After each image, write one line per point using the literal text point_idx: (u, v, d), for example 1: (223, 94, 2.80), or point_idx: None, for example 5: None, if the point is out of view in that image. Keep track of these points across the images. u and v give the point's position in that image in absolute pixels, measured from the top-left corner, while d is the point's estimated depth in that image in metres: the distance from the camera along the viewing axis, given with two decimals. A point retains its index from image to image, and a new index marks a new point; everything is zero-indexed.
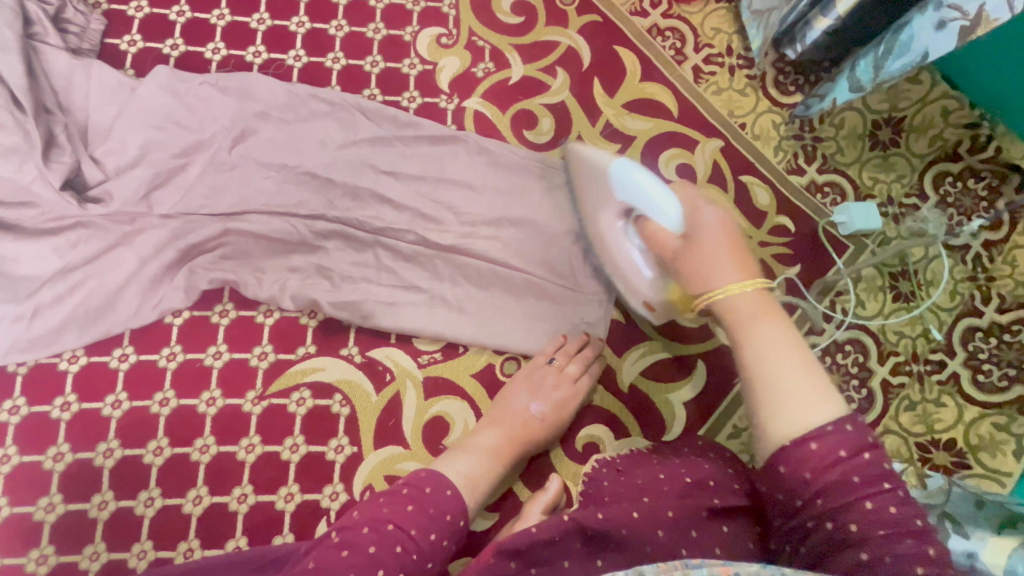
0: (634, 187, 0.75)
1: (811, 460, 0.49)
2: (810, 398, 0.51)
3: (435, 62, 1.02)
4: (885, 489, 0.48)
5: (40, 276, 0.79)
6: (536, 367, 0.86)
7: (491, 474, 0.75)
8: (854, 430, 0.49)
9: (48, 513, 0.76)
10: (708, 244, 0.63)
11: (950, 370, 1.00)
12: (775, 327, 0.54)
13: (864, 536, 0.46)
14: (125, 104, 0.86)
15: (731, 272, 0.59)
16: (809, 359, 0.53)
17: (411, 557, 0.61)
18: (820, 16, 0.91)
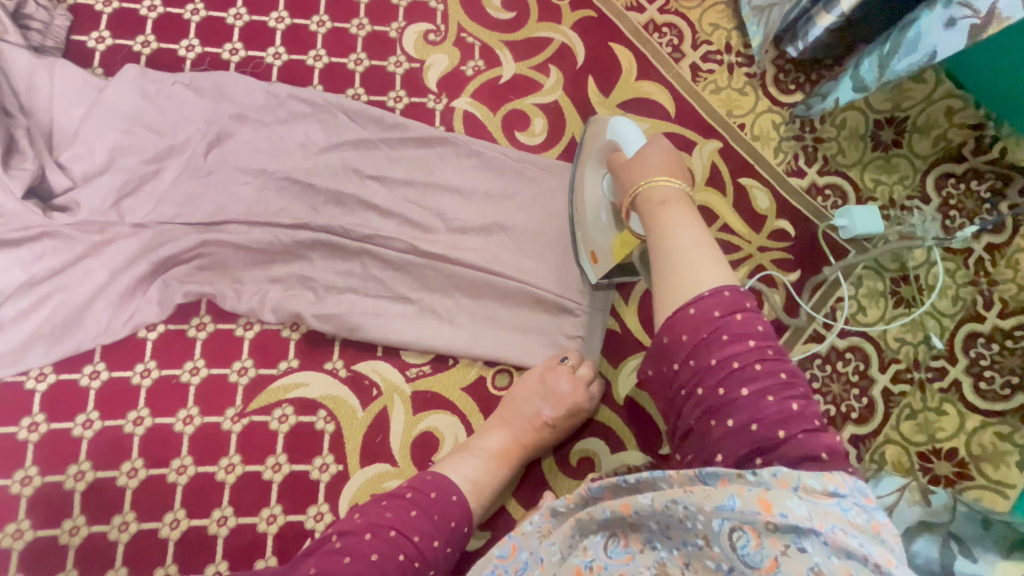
0: (616, 129, 0.74)
1: (688, 325, 0.52)
2: (700, 270, 0.53)
3: (423, 60, 0.97)
4: (749, 347, 0.50)
5: (2, 289, 0.74)
6: (545, 369, 0.83)
7: (496, 479, 0.75)
8: (732, 295, 0.52)
9: (16, 540, 0.72)
10: (656, 153, 0.66)
11: (952, 378, 0.97)
12: (687, 219, 0.58)
13: (734, 402, 0.49)
14: (92, 106, 0.81)
15: (660, 171, 0.63)
16: (710, 242, 0.56)
17: (414, 565, 0.62)
18: (824, 13, 0.87)
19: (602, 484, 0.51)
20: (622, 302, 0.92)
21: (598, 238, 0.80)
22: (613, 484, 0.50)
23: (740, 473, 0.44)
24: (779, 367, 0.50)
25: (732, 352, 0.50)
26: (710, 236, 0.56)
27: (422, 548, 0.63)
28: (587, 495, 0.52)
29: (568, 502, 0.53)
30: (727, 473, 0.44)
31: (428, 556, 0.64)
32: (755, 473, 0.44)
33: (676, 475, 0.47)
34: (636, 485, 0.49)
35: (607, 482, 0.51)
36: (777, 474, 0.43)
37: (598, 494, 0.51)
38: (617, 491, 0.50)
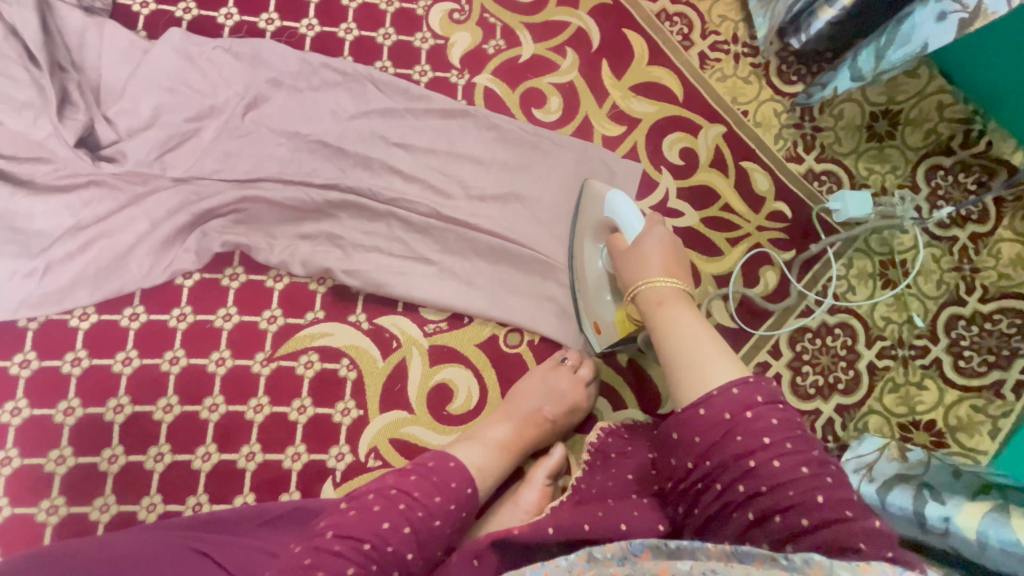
0: (615, 208, 0.80)
1: (703, 425, 0.57)
2: (707, 368, 0.60)
3: (447, 37, 1.03)
4: (765, 445, 0.54)
5: (51, 232, 0.79)
6: (553, 368, 0.87)
7: (498, 469, 0.79)
8: (738, 391, 0.57)
9: (59, 465, 0.77)
10: (652, 255, 0.73)
11: (933, 355, 1.04)
12: (689, 326, 0.66)
13: (755, 495, 0.54)
14: (137, 65, 0.86)
15: (658, 268, 0.72)
16: (709, 338, 0.64)
17: (418, 514, 0.64)
18: (825, 6, 0.94)
19: (642, 542, 0.53)
20: None
21: (603, 312, 0.85)
22: (655, 543, 0.52)
23: (773, 556, 0.47)
24: (799, 461, 0.54)
25: (745, 451, 0.55)
26: (709, 333, 0.65)
27: (427, 500, 0.65)
28: (627, 550, 0.52)
29: (606, 551, 0.53)
30: (763, 554, 0.48)
31: (438, 509, 0.65)
32: (788, 558, 0.47)
33: (716, 550, 0.49)
34: (676, 551, 0.50)
35: (649, 541, 0.52)
36: (808, 561, 0.46)
37: (637, 552, 0.52)
38: (657, 552, 0.51)
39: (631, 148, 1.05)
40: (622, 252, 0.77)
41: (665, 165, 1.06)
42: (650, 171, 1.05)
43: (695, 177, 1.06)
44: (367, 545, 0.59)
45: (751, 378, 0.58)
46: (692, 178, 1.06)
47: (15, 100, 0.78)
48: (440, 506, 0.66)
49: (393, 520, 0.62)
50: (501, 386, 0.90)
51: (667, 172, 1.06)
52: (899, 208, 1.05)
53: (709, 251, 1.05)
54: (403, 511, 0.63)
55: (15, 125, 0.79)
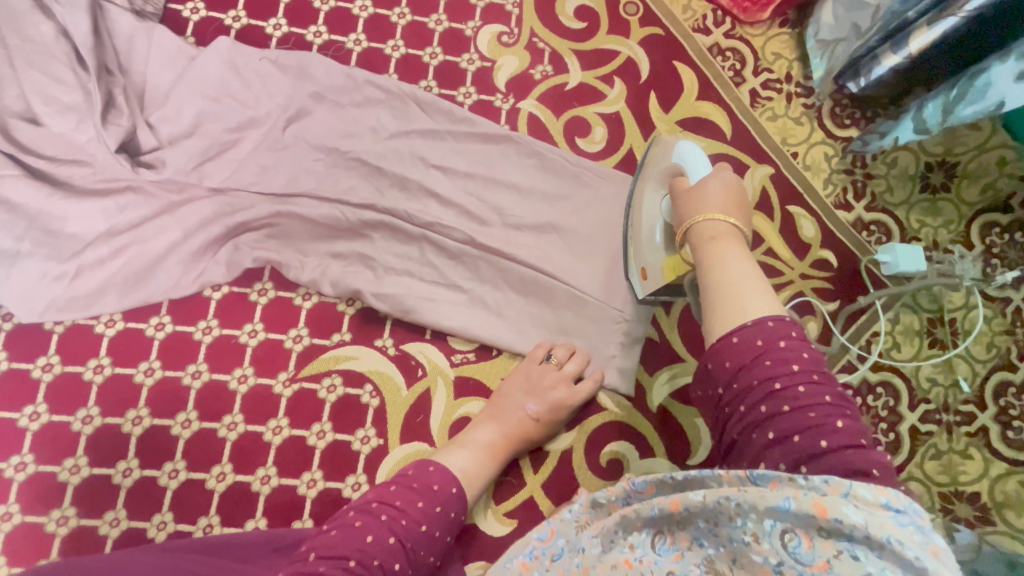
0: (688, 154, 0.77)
1: (730, 352, 0.52)
2: (743, 295, 0.54)
3: (494, 60, 1.01)
4: (793, 372, 0.49)
5: (85, 236, 0.78)
6: (535, 366, 0.85)
7: (485, 472, 0.77)
8: (774, 324, 0.51)
9: (72, 474, 0.76)
10: (712, 188, 0.66)
11: (980, 424, 0.98)
12: (737, 259, 0.58)
13: (776, 415, 0.49)
14: (183, 73, 0.85)
15: (718, 200, 0.64)
16: (756, 270, 0.57)
17: (401, 523, 0.63)
18: (889, 52, 0.90)
19: (645, 479, 0.52)
20: (664, 313, 0.95)
21: (649, 256, 0.82)
22: (658, 479, 0.51)
23: (790, 475, 0.42)
24: (825, 389, 0.49)
25: (773, 374, 0.50)
26: (754, 265, 0.57)
27: (407, 510, 0.65)
28: (631, 488, 0.53)
29: (610, 494, 0.55)
30: (779, 475, 0.42)
31: (420, 515, 0.65)
32: (805, 475, 0.42)
33: (727, 474, 0.45)
34: (683, 482, 0.49)
35: (653, 477, 0.52)
36: (827, 480, 0.41)
37: (641, 489, 0.52)
38: (661, 486, 0.51)
39: None
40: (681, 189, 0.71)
41: None
42: None
43: None
44: (352, 563, 0.58)
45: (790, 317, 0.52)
46: None
47: (61, 102, 0.77)
48: (422, 513, 0.65)
49: (377, 533, 0.62)
50: None
51: None
52: (959, 266, 0.99)
53: None
54: (385, 524, 0.63)
55: (58, 126, 0.77)
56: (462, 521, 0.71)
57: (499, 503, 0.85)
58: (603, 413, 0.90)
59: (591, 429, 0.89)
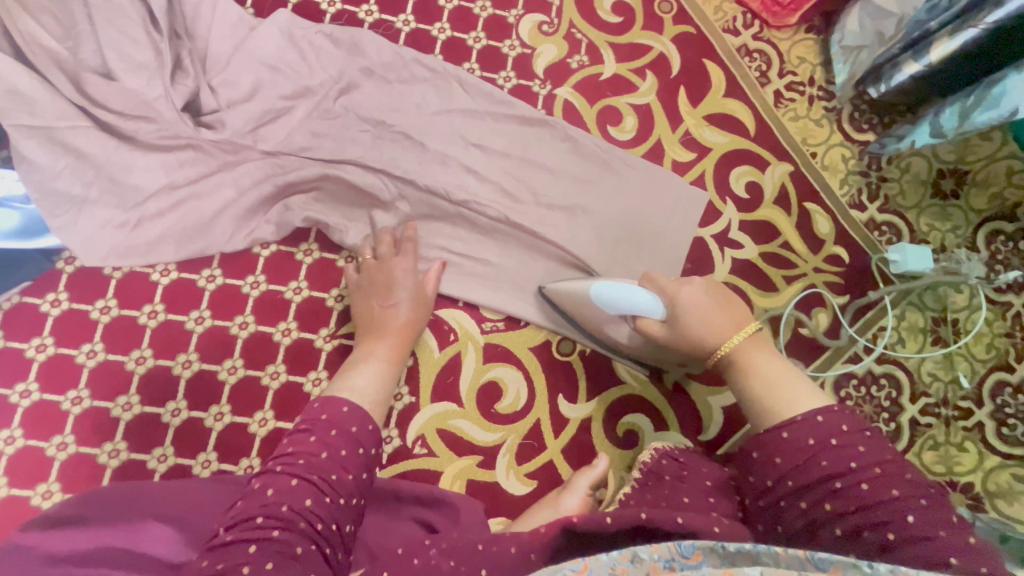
0: (618, 299, 0.79)
1: (781, 449, 0.59)
2: (794, 400, 0.62)
3: (534, 48, 1.06)
4: (851, 470, 0.56)
5: (147, 188, 0.83)
6: (375, 268, 0.86)
7: (389, 376, 0.78)
8: (824, 420, 0.59)
9: (125, 411, 0.80)
10: (691, 306, 0.73)
11: (976, 419, 1.04)
12: (766, 365, 0.66)
13: (841, 516, 0.54)
14: (243, 41, 0.90)
15: (705, 327, 0.71)
16: (792, 371, 0.66)
17: (299, 461, 0.61)
18: (910, 61, 0.96)
19: (692, 543, 0.50)
20: None
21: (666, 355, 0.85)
22: (707, 546, 0.49)
23: (854, 563, 0.46)
24: (891, 483, 0.54)
25: (830, 475, 0.56)
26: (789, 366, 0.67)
27: (302, 449, 0.62)
28: (675, 551, 0.50)
29: (652, 551, 0.49)
30: (845, 561, 0.46)
31: (318, 446, 0.62)
32: (871, 564, 0.46)
33: (784, 555, 0.47)
34: (736, 555, 0.48)
35: (700, 542, 0.50)
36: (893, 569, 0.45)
37: (686, 554, 0.50)
38: (710, 555, 0.49)
39: (699, 175, 1.07)
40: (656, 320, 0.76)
41: (730, 197, 1.07)
42: (715, 201, 1.06)
43: (759, 212, 1.07)
44: (260, 519, 0.55)
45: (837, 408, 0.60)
46: (755, 212, 1.07)
47: (133, 60, 0.82)
48: (317, 444, 0.63)
49: (277, 483, 0.59)
50: (550, 392, 0.93)
51: (732, 204, 1.07)
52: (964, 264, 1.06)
53: (765, 287, 1.06)
54: (282, 473, 0.60)
55: (130, 83, 0.82)
56: (375, 430, 0.68)
57: (521, 464, 0.89)
58: (622, 386, 0.94)
59: (611, 400, 0.94)
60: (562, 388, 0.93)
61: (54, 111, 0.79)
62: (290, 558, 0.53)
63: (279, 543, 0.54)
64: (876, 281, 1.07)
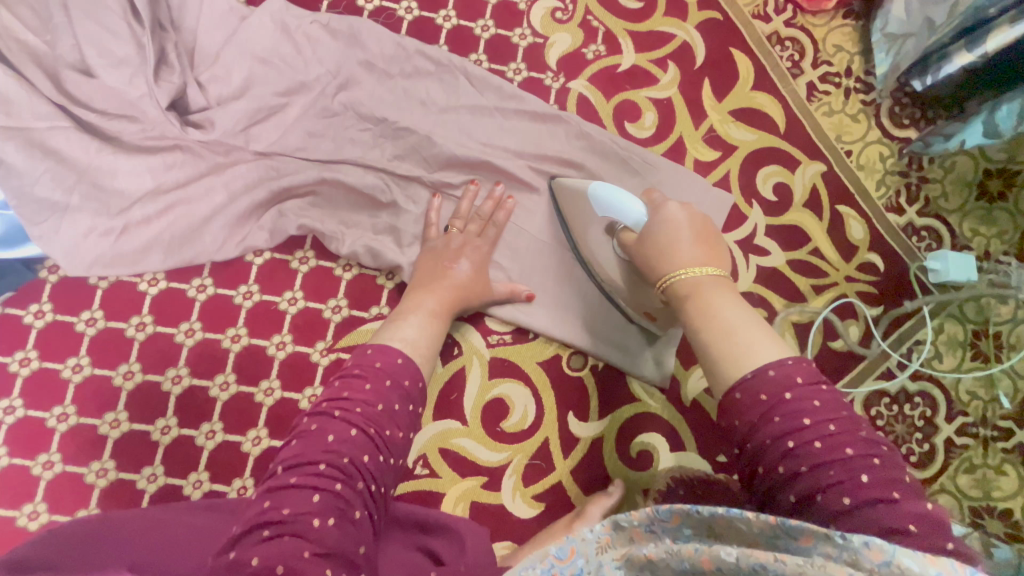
0: (611, 203, 0.75)
1: (736, 411, 0.51)
2: (749, 346, 0.54)
3: (547, 37, 0.98)
4: (802, 428, 0.48)
5: (132, 193, 0.78)
6: (455, 237, 0.83)
7: (438, 336, 0.74)
8: (776, 374, 0.51)
9: (113, 428, 0.77)
10: (668, 239, 0.67)
11: (1017, 441, 0.96)
12: (727, 303, 0.58)
13: (795, 478, 0.47)
14: (234, 32, 0.83)
15: (685, 257, 0.64)
16: (748, 309, 0.58)
17: (355, 411, 0.58)
18: (964, 51, 0.87)
19: (669, 506, 0.45)
20: None
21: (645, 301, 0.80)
22: (684, 510, 0.44)
23: (828, 534, 0.40)
24: (843, 442, 0.47)
25: (783, 432, 0.48)
26: (742, 300, 0.59)
27: (357, 397, 0.59)
28: (653, 517, 0.45)
29: (631, 517, 0.46)
30: (818, 532, 0.40)
31: (373, 396, 0.59)
32: (844, 537, 0.39)
33: (759, 520, 0.42)
34: (712, 518, 0.44)
35: (677, 507, 0.44)
36: (868, 542, 0.39)
37: (665, 518, 0.45)
38: (687, 520, 0.44)
39: (722, 175, 0.99)
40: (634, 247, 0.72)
41: (756, 199, 0.99)
42: (740, 204, 0.99)
43: (787, 216, 1.00)
44: (322, 467, 0.54)
45: (792, 360, 0.52)
46: (782, 216, 1.00)
47: (114, 55, 0.76)
48: (373, 393, 0.60)
49: (338, 431, 0.56)
50: (559, 409, 0.87)
51: (758, 207, 0.99)
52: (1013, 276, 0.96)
53: (791, 295, 0.98)
54: (340, 420, 0.57)
55: (110, 80, 0.77)
56: (423, 388, 0.66)
57: (527, 486, 0.85)
58: (636, 404, 0.89)
59: (624, 419, 0.88)
60: (572, 405, 0.88)
61: (31, 110, 0.73)
62: (349, 521, 0.52)
63: (340, 499, 0.52)
64: (914, 290, 0.99)
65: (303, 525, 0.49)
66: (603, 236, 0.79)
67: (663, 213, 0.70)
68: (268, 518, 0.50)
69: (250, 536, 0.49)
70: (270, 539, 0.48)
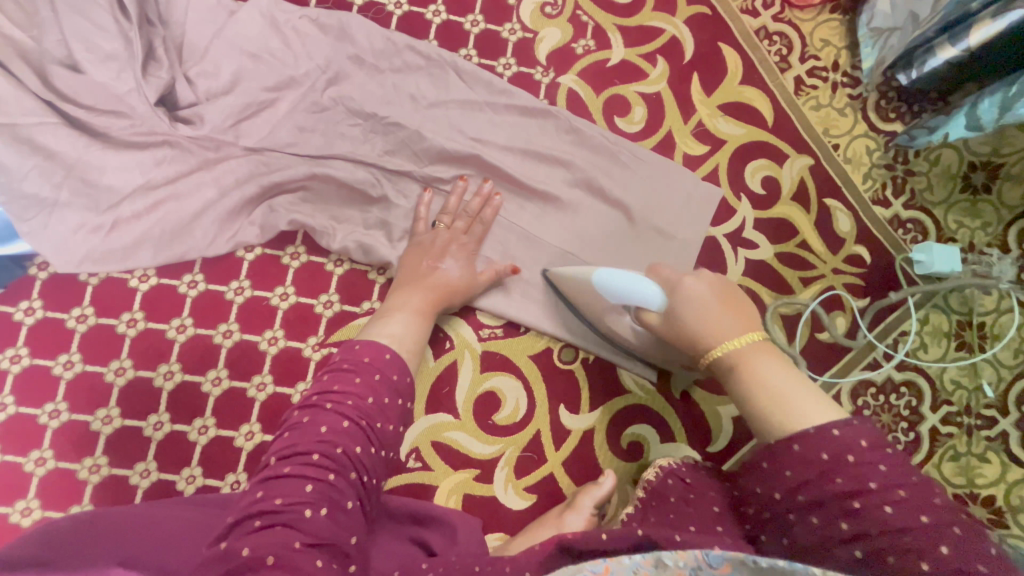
0: (623, 289, 0.72)
1: (795, 460, 0.53)
2: (806, 409, 0.54)
3: (537, 32, 0.98)
4: (872, 490, 0.48)
5: (122, 188, 0.77)
6: (440, 233, 0.83)
7: (423, 335, 0.76)
8: (840, 434, 0.51)
9: (105, 424, 0.77)
10: (699, 313, 0.65)
11: (1000, 429, 0.97)
12: (774, 367, 0.58)
13: (859, 537, 0.48)
14: (222, 27, 0.83)
15: (721, 330, 0.62)
16: (793, 370, 0.59)
17: (346, 404, 0.58)
18: (946, 45, 0.88)
19: (721, 553, 0.46)
20: None
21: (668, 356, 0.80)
22: (739, 558, 0.45)
23: None
24: (918, 508, 0.47)
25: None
26: (790, 365, 0.59)
27: (348, 390, 0.60)
28: (702, 560, 0.45)
29: (677, 558, 0.45)
30: None
31: (363, 389, 0.60)
32: None
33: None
34: (767, 569, 0.44)
35: (731, 554, 0.45)
36: None
37: (715, 564, 0.45)
38: (739, 567, 0.45)
39: (711, 169, 1.00)
40: (662, 323, 0.69)
41: (745, 193, 1.00)
42: (729, 198, 1.00)
43: (775, 209, 1.01)
44: (315, 457, 0.54)
45: (855, 420, 0.52)
46: (771, 210, 1.01)
47: (102, 51, 0.76)
48: (363, 386, 0.60)
49: (331, 423, 0.57)
50: (551, 402, 0.88)
51: (746, 200, 1.00)
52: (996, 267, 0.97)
53: (780, 288, 0.99)
54: (332, 412, 0.57)
55: (98, 75, 0.76)
56: (412, 383, 0.66)
57: (520, 478, 0.86)
58: (627, 396, 0.90)
59: (615, 411, 0.89)
60: (564, 398, 0.88)
61: (18, 106, 0.73)
62: (341, 510, 0.53)
63: (332, 489, 0.53)
64: (900, 282, 1.01)
65: (295, 516, 0.50)
66: (618, 315, 0.79)
67: (686, 286, 0.67)
68: (261, 508, 0.50)
69: (242, 525, 0.50)
70: (263, 529, 0.49)
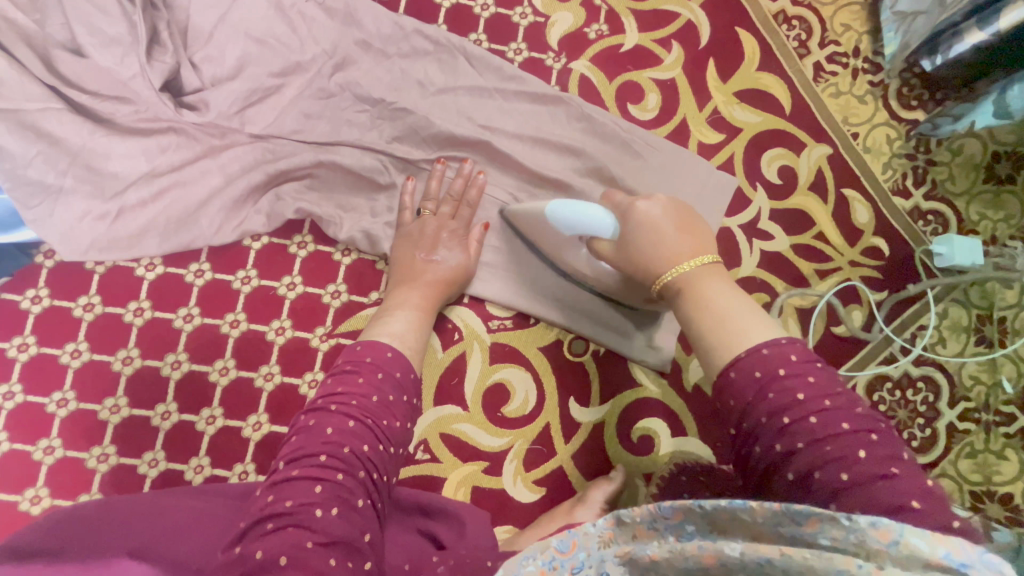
0: (572, 222, 0.72)
1: (732, 389, 0.52)
2: (743, 332, 0.54)
3: (548, 16, 0.96)
4: (798, 402, 0.49)
5: (126, 176, 0.76)
6: (429, 221, 0.81)
7: (427, 331, 0.75)
8: (770, 353, 0.51)
9: (112, 414, 0.77)
10: (651, 237, 0.66)
11: (1020, 425, 0.95)
12: (720, 291, 0.58)
13: (791, 454, 0.48)
14: (227, 10, 0.81)
15: (669, 255, 0.63)
16: (738, 292, 0.58)
17: (352, 404, 0.57)
18: (975, 29, 0.84)
19: (671, 502, 0.45)
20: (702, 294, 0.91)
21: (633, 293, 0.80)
22: (687, 506, 0.44)
23: (833, 517, 0.40)
24: (837, 417, 0.48)
25: (778, 409, 0.49)
26: (735, 286, 0.59)
27: (353, 390, 0.59)
28: (656, 513, 0.45)
29: (634, 514, 0.46)
30: (824, 514, 0.40)
31: (367, 388, 0.59)
32: (851, 519, 0.39)
33: (761, 508, 0.41)
34: (715, 511, 0.43)
35: (680, 503, 0.44)
36: (876, 523, 0.39)
37: (667, 514, 0.45)
38: (690, 514, 0.44)
39: (726, 158, 0.97)
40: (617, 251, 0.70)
41: (760, 182, 0.98)
42: (745, 187, 0.97)
43: (791, 199, 0.98)
44: (323, 458, 0.53)
45: (784, 339, 0.52)
46: (787, 200, 0.98)
47: (105, 34, 0.75)
48: (367, 386, 0.59)
49: (337, 424, 0.56)
50: (560, 394, 0.87)
51: (762, 190, 0.98)
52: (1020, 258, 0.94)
53: (795, 281, 0.97)
54: (337, 413, 0.56)
55: (102, 60, 0.75)
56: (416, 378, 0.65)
57: (529, 470, 0.85)
58: (637, 389, 0.88)
59: (625, 404, 0.88)
60: (573, 391, 0.87)
61: (23, 92, 0.72)
62: (352, 509, 0.52)
63: (342, 488, 0.52)
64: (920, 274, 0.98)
65: (306, 516, 0.49)
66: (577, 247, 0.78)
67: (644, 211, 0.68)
68: (272, 511, 0.50)
69: (256, 528, 0.49)
70: (275, 531, 0.48)
